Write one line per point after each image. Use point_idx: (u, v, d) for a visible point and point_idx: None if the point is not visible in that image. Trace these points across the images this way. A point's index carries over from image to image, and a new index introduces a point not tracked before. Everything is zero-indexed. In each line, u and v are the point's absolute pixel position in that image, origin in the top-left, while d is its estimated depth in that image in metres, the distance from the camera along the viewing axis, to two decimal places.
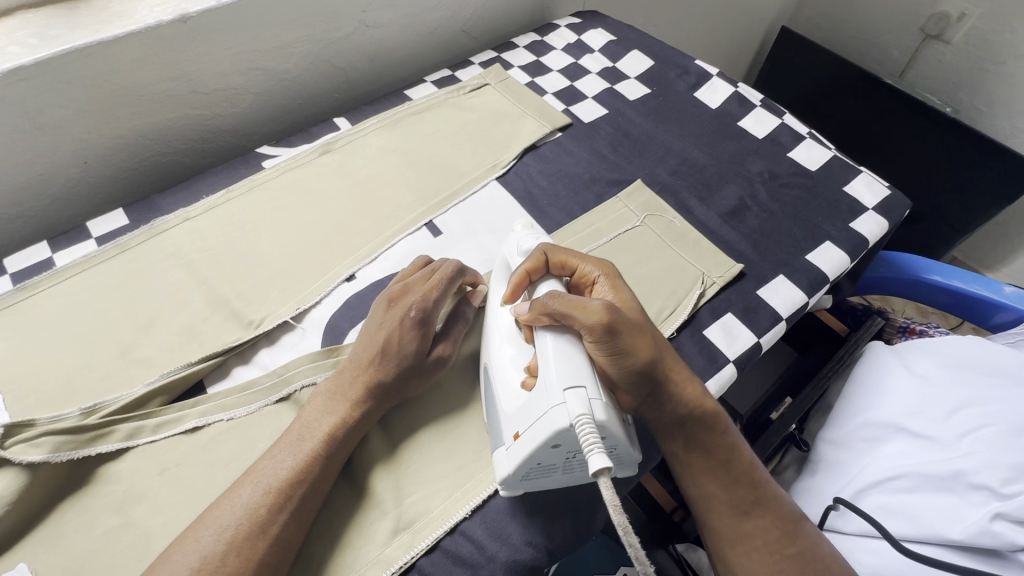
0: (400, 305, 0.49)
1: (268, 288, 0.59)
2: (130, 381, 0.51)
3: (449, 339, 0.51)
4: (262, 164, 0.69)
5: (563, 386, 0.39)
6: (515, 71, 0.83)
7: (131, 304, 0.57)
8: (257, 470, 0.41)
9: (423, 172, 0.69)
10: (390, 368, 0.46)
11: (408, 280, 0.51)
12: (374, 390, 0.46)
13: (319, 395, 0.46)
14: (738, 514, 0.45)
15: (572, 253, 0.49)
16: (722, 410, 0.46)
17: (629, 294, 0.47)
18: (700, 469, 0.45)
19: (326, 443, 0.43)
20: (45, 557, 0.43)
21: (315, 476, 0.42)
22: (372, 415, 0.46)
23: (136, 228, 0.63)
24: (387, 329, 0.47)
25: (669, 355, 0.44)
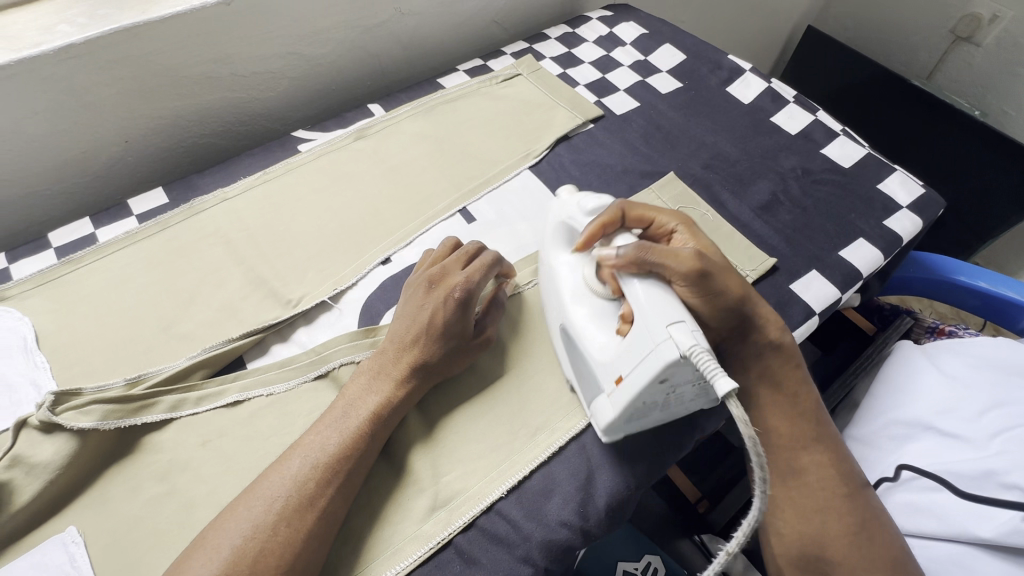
0: (443, 285, 0.49)
1: (305, 269, 0.59)
2: (172, 355, 0.52)
3: (491, 320, 0.52)
4: (298, 148, 0.70)
5: (667, 323, 0.38)
6: (547, 62, 0.83)
7: (173, 280, 0.58)
8: (303, 444, 0.42)
9: (456, 159, 0.70)
10: (435, 349, 0.47)
11: (445, 262, 0.51)
12: (419, 370, 0.47)
13: (364, 372, 0.47)
14: (797, 450, 0.47)
15: (647, 208, 0.51)
16: (799, 349, 0.49)
17: (707, 243, 0.50)
18: (770, 401, 0.48)
19: (371, 421, 0.44)
20: (93, 521, 0.44)
21: (362, 451, 0.43)
22: (415, 393, 0.47)
23: (176, 207, 0.64)
24: (430, 311, 0.48)
25: (755, 292, 0.47)
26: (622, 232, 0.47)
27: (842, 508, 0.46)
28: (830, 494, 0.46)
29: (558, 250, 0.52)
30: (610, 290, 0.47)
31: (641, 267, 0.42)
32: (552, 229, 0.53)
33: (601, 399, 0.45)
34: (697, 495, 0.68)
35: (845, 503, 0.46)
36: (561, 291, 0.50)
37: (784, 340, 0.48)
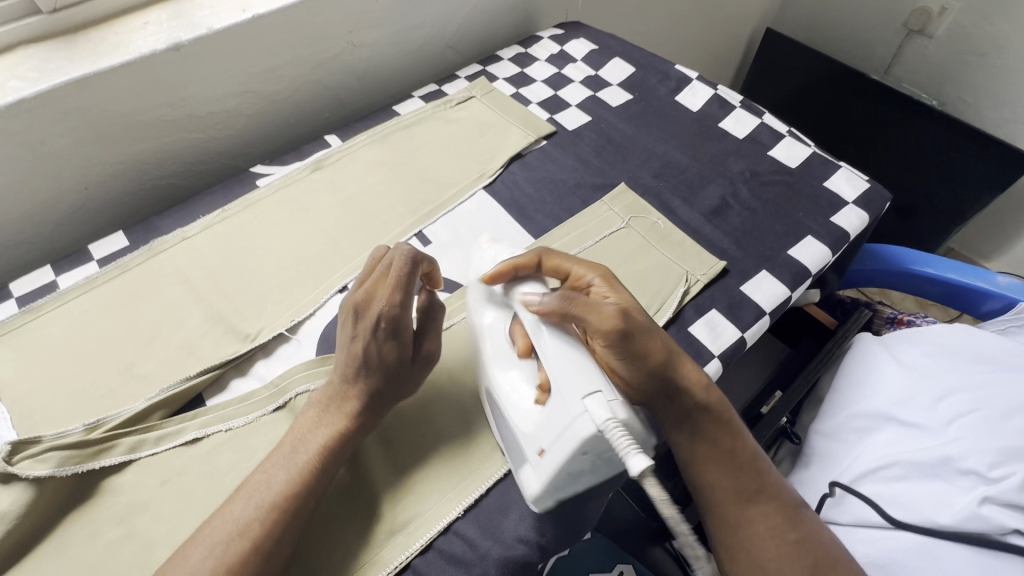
0: (368, 313, 0.47)
1: (264, 302, 0.60)
2: (131, 397, 0.53)
3: (427, 337, 0.51)
4: (256, 183, 0.72)
5: (582, 394, 0.39)
6: (500, 83, 0.85)
7: (133, 321, 0.59)
8: (249, 485, 0.43)
9: (413, 184, 0.71)
10: (374, 377, 0.47)
11: (368, 283, 0.48)
12: (366, 399, 0.47)
13: (312, 408, 0.47)
14: (742, 500, 0.48)
15: (564, 258, 0.51)
16: (723, 398, 0.49)
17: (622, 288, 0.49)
18: (708, 457, 0.48)
19: (318, 456, 0.44)
20: (52, 568, 0.44)
21: (313, 486, 0.43)
22: (363, 423, 0.47)
23: (136, 248, 0.65)
24: (361, 342, 0.47)
25: (672, 348, 0.47)
26: (536, 284, 0.49)
27: (796, 552, 0.46)
28: (778, 538, 0.47)
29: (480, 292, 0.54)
30: (521, 348, 0.48)
31: (564, 317, 0.44)
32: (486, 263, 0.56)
33: (527, 470, 0.45)
34: None
35: (796, 548, 0.46)
36: (483, 352, 0.50)
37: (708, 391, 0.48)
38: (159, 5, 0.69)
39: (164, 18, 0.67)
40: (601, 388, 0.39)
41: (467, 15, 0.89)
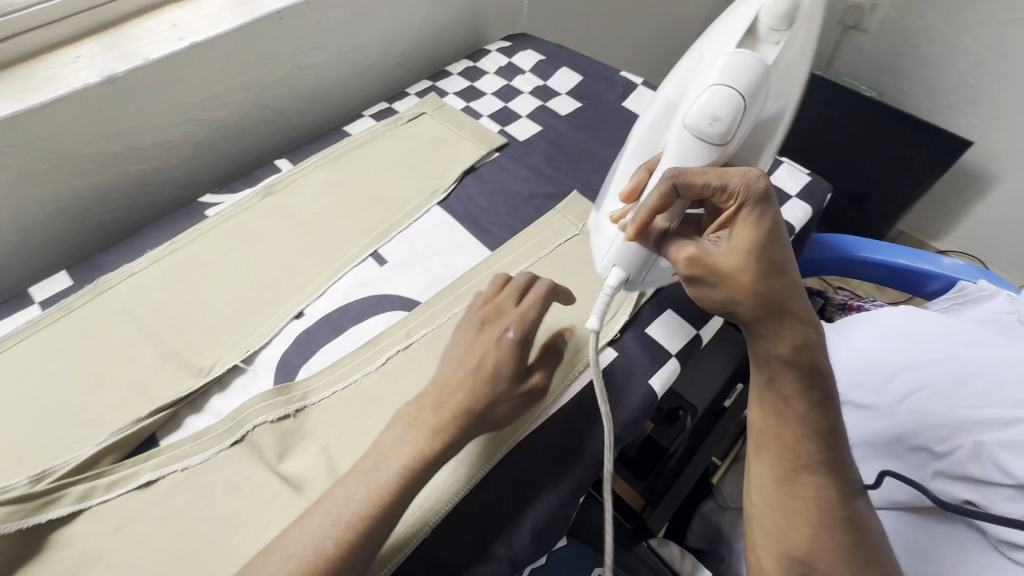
0: (495, 324, 0.49)
1: (217, 334, 0.59)
2: (79, 443, 0.51)
3: (541, 367, 0.50)
4: (205, 213, 0.70)
5: (615, 262, 0.53)
6: (451, 97, 0.86)
7: (79, 364, 0.56)
8: (332, 497, 0.42)
9: (366, 204, 0.71)
10: (487, 394, 0.46)
11: (498, 300, 0.51)
12: (463, 421, 0.45)
13: (398, 420, 0.46)
14: (796, 467, 0.46)
15: (705, 176, 0.44)
16: (821, 367, 0.45)
17: (757, 220, 0.43)
18: (775, 411, 0.47)
19: (401, 478, 0.42)
20: None
21: (390, 510, 0.41)
22: (450, 441, 0.44)
23: (80, 288, 0.63)
24: (485, 350, 0.47)
25: (776, 304, 0.43)
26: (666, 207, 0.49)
27: (836, 531, 0.44)
28: (823, 512, 0.45)
29: (721, 46, 0.52)
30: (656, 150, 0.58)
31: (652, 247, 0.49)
32: (739, 28, 0.51)
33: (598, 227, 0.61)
34: (641, 502, 0.67)
35: (836, 525, 0.45)
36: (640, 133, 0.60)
37: (805, 352, 0.45)
38: (92, 38, 0.68)
39: (98, 51, 0.66)
40: (623, 267, 0.52)
41: (414, 33, 0.89)
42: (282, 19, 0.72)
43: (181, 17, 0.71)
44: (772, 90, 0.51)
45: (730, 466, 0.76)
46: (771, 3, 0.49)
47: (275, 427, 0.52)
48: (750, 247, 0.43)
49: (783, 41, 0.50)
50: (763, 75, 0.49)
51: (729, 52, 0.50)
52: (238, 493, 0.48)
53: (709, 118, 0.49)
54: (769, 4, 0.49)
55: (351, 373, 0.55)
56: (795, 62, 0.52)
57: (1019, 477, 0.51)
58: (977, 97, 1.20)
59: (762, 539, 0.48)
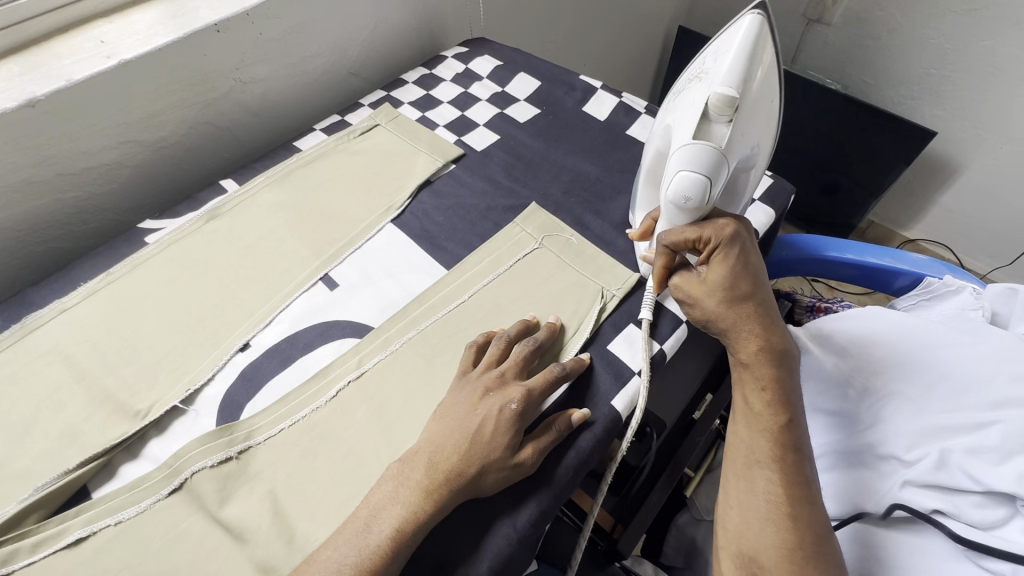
0: (500, 392, 0.49)
1: (156, 372, 0.56)
2: (2, 501, 0.47)
3: (535, 444, 0.48)
4: (145, 240, 0.67)
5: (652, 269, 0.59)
6: (405, 108, 0.83)
7: (3, 413, 0.53)
8: (321, 559, 0.41)
9: (316, 224, 0.68)
10: (478, 462, 0.45)
11: (504, 366, 0.51)
12: (452, 485, 0.44)
13: (389, 478, 0.45)
14: (750, 464, 0.48)
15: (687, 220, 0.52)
16: (778, 375, 0.50)
17: (727, 257, 0.50)
18: (740, 412, 0.51)
19: (393, 540, 0.42)
20: None
21: (380, 573, 0.41)
22: (441, 501, 0.44)
23: (8, 328, 0.59)
24: (485, 415, 0.47)
25: (738, 319, 0.50)
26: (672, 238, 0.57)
27: (787, 529, 0.44)
28: (775, 510, 0.45)
29: (681, 126, 0.50)
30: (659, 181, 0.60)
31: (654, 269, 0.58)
32: (693, 110, 0.49)
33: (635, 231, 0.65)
34: (611, 521, 0.65)
35: (784, 521, 0.44)
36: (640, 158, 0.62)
37: (764, 358, 0.50)
38: (13, 58, 0.64)
39: (17, 72, 0.62)
40: None
41: (366, 40, 0.86)
42: (220, 32, 0.69)
43: (110, 33, 0.67)
44: (738, 155, 0.50)
45: (704, 476, 0.75)
46: (720, 87, 0.46)
47: (216, 472, 0.49)
48: (722, 277, 0.50)
49: (741, 111, 0.47)
50: (726, 153, 0.47)
51: (686, 141, 0.48)
52: (175, 547, 0.45)
53: (682, 199, 0.49)
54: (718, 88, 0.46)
55: (299, 408, 0.52)
56: (759, 119, 0.50)
57: (989, 485, 0.50)
58: (939, 87, 1.20)
59: (723, 541, 0.47)
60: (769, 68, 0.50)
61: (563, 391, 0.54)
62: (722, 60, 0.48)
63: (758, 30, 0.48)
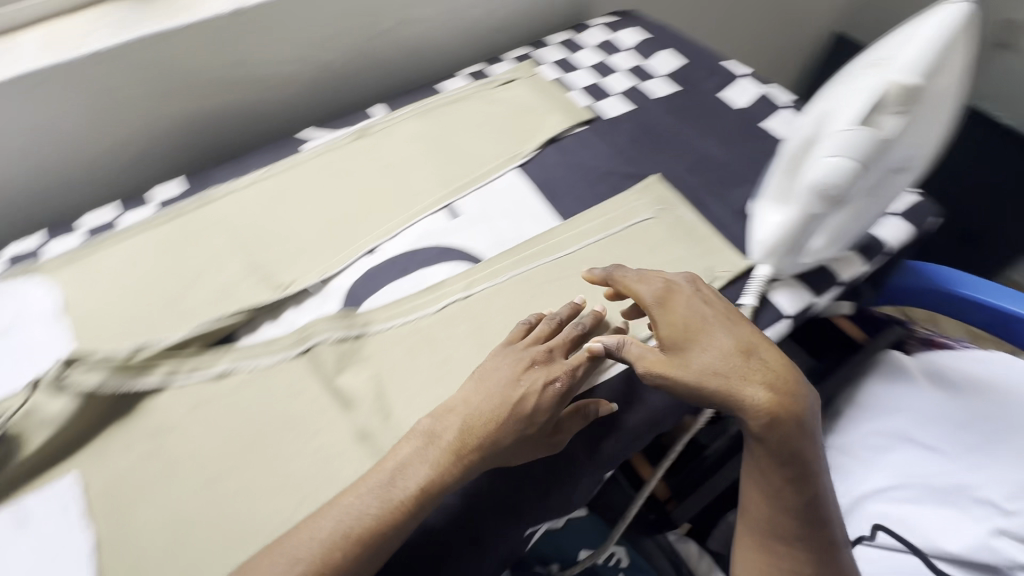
0: (544, 368, 0.49)
1: (298, 256, 0.64)
2: (172, 329, 0.58)
3: (569, 426, 0.49)
4: (303, 146, 0.76)
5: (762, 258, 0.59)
6: (546, 67, 0.86)
7: (179, 264, 0.63)
8: (341, 504, 0.42)
9: (448, 159, 0.73)
10: (513, 431, 0.46)
11: (551, 343, 0.51)
12: (482, 451, 0.45)
13: (417, 436, 0.46)
14: (769, 524, 0.47)
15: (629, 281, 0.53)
16: (794, 441, 0.45)
17: (678, 309, 0.50)
18: (756, 480, 0.48)
19: (415, 496, 0.43)
20: (92, 470, 0.50)
21: (398, 527, 0.42)
22: (469, 465, 0.45)
23: (191, 196, 0.70)
24: (527, 390, 0.47)
25: (726, 380, 0.46)
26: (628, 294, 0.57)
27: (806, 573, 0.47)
28: (793, 561, 0.47)
29: (838, 110, 0.49)
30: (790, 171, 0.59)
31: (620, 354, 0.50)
32: (859, 96, 0.48)
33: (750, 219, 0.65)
34: (666, 493, 0.65)
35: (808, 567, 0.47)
36: None
37: (775, 425, 0.45)
38: None
39: None
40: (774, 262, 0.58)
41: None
42: None
43: None
44: (895, 153, 0.49)
45: None
46: (899, 77, 0.46)
47: (335, 347, 0.56)
48: (686, 334, 0.48)
49: (915, 106, 0.46)
50: (884, 146, 0.47)
51: (847, 125, 0.47)
52: (296, 398, 0.53)
53: (825, 184, 0.49)
54: (896, 78, 0.46)
55: (410, 312, 0.58)
56: (929, 119, 0.49)
57: None
58: None
59: None
60: (955, 72, 0.48)
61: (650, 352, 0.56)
62: (904, 49, 0.47)
63: (956, 29, 0.47)
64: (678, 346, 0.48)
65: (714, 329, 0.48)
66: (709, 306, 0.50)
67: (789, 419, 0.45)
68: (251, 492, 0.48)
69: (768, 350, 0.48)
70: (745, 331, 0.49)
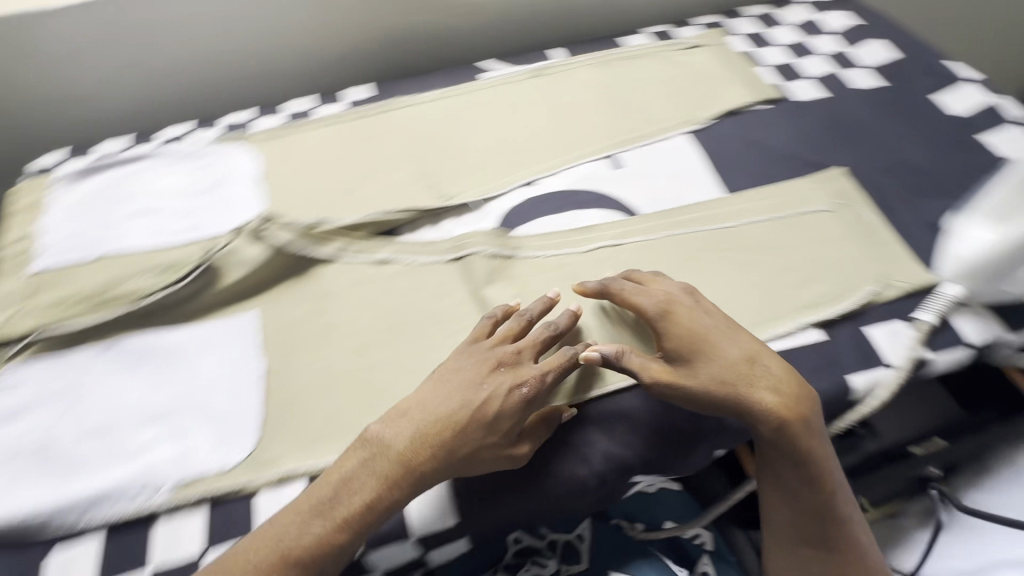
0: (511, 372, 0.46)
1: (463, 173, 0.68)
2: (348, 212, 0.64)
3: (534, 437, 0.46)
4: (482, 74, 0.79)
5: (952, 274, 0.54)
6: (737, 38, 0.82)
7: (361, 158, 0.69)
8: (278, 523, 0.42)
9: (619, 111, 0.73)
10: (476, 436, 0.43)
11: (522, 346, 0.47)
12: (436, 459, 0.43)
13: (361, 448, 0.44)
14: (793, 532, 0.47)
15: (627, 293, 0.51)
16: (806, 443, 0.45)
17: (681, 319, 0.48)
18: (776, 490, 0.47)
19: (360, 509, 0.42)
20: (269, 313, 0.57)
21: (339, 545, 0.41)
22: (422, 474, 0.43)
23: (378, 101, 0.76)
24: (489, 395, 0.44)
25: (734, 386, 0.45)
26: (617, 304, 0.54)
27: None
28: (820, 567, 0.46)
29: None
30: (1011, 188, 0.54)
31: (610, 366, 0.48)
32: None
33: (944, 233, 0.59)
34: None
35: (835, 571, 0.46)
36: None
37: (786, 427, 0.45)
38: None
39: None
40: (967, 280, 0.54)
41: None
42: None
43: None
44: None
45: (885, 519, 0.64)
46: None
47: (487, 261, 0.59)
48: (693, 344, 0.47)
49: None
50: None
51: None
52: (444, 297, 0.57)
53: None
54: None
55: (560, 246, 0.60)
56: None
57: None
58: None
59: None
60: None
61: (798, 342, 0.54)
62: None
63: None
64: (682, 356, 0.46)
65: (715, 337, 0.47)
66: (710, 316, 0.49)
67: (798, 420, 0.45)
68: (392, 367, 0.53)
69: (770, 357, 0.47)
70: (746, 339, 0.48)
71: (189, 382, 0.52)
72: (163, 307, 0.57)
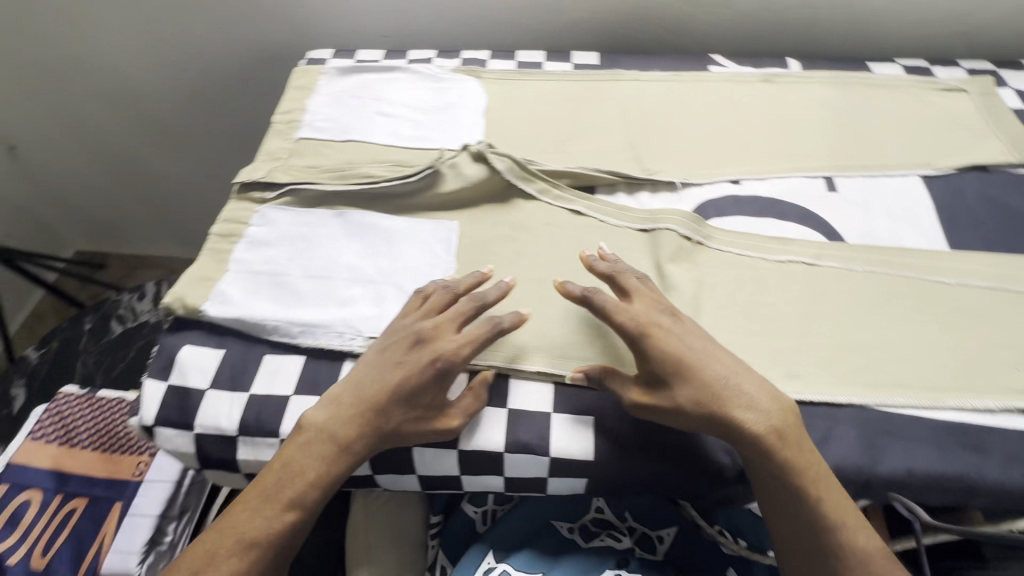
0: (429, 347, 0.49)
1: (670, 154, 0.69)
2: (556, 161, 0.68)
3: (462, 410, 0.50)
4: (710, 67, 0.79)
5: None
6: (1007, 91, 0.74)
7: (577, 117, 0.74)
8: (238, 511, 0.46)
9: (848, 135, 0.69)
10: (398, 408, 0.48)
11: (438, 321, 0.51)
12: (366, 430, 0.47)
13: (296, 437, 0.48)
14: (796, 547, 0.46)
15: (604, 307, 0.49)
16: (786, 453, 0.45)
17: (661, 337, 0.47)
18: (772, 508, 0.47)
19: (307, 486, 0.46)
20: (468, 227, 0.63)
21: (298, 519, 0.46)
22: (360, 444, 0.47)
23: (603, 69, 0.80)
24: (406, 371, 0.48)
25: (708, 402, 0.46)
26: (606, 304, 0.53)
27: None
28: None
29: None
30: None
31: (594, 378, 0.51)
32: None
33: None
34: None
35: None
36: None
37: (765, 438, 0.45)
38: None
39: None
40: None
41: None
42: None
43: None
44: None
45: None
46: None
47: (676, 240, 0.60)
48: (673, 365, 0.46)
49: None
50: None
51: None
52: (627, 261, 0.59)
53: None
54: None
55: (753, 248, 0.59)
56: None
57: None
58: None
59: None
60: None
61: (1000, 423, 0.49)
62: None
63: None
64: (662, 377, 0.47)
65: (693, 354, 0.47)
66: (692, 336, 0.48)
67: (776, 432, 0.45)
68: (567, 304, 0.56)
69: (745, 373, 0.47)
70: (725, 358, 0.48)
71: (393, 262, 0.61)
72: (387, 196, 0.66)
